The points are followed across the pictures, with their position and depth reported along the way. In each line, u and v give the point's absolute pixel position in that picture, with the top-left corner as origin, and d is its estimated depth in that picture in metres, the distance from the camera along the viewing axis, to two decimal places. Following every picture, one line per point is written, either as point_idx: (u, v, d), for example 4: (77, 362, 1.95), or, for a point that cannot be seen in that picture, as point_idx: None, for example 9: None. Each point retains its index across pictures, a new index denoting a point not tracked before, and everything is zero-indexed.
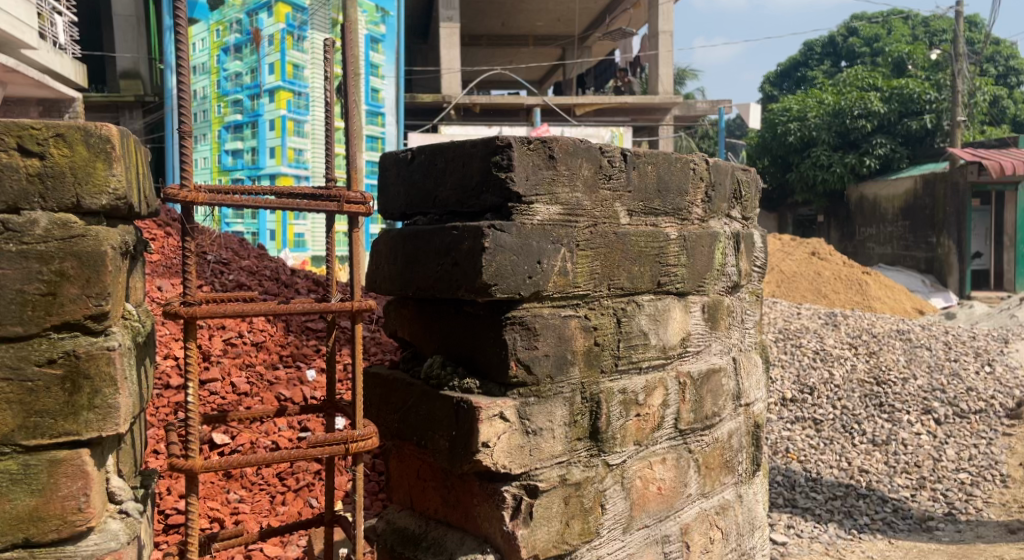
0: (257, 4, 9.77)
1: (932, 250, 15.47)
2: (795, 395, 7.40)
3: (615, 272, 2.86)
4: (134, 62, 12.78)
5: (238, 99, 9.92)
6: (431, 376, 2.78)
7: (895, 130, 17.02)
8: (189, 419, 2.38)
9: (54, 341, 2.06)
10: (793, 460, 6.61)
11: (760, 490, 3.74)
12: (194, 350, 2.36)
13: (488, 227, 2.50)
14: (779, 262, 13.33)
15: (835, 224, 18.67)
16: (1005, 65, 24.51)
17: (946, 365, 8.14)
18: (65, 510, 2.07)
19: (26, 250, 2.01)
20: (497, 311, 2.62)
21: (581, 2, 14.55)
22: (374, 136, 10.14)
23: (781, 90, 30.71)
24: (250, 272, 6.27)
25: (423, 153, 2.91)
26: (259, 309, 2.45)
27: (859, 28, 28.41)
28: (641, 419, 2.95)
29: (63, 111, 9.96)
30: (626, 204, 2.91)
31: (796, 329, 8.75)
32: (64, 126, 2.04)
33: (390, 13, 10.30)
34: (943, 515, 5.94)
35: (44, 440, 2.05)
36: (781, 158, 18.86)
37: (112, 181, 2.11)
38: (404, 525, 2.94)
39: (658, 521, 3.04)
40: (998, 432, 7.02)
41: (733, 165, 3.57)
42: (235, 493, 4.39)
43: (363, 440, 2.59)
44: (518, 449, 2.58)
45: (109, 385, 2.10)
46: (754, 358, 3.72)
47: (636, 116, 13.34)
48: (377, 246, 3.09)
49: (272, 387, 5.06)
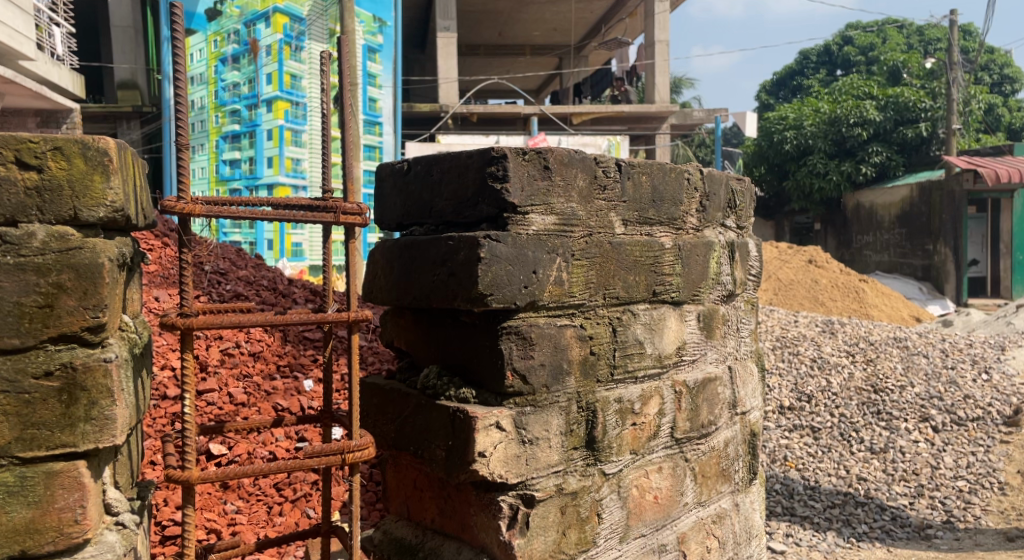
0: (255, 15, 9.90)
1: (928, 258, 15.46)
2: (793, 403, 7.41)
3: (611, 282, 2.87)
4: (132, 73, 12.82)
5: (236, 109, 9.97)
6: (428, 387, 2.79)
7: (891, 137, 17.12)
8: (185, 431, 2.37)
9: (51, 353, 2.07)
10: (791, 468, 6.63)
11: (758, 498, 3.74)
12: (190, 362, 2.36)
13: (483, 238, 2.52)
14: (777, 270, 13.39)
15: (832, 232, 18.70)
16: (1000, 73, 24.76)
17: (943, 373, 8.15)
18: (60, 522, 2.07)
19: (23, 262, 2.02)
20: (494, 321, 2.63)
21: (577, 12, 14.64)
22: (372, 145, 10.19)
23: (777, 99, 30.94)
24: (247, 282, 6.28)
25: (419, 164, 2.93)
26: (256, 319, 2.46)
27: (854, 37, 28.77)
28: (637, 428, 2.95)
29: (60, 122, 10.04)
30: (621, 214, 2.92)
31: (794, 336, 8.75)
32: (61, 139, 2.06)
33: (389, 23, 10.40)
34: (942, 523, 5.93)
35: (41, 453, 2.05)
36: (777, 166, 18.92)
37: (109, 194, 2.13)
38: (401, 536, 2.96)
39: (654, 530, 3.04)
40: (996, 439, 7.04)
41: (728, 175, 3.59)
42: (233, 503, 4.37)
43: (360, 450, 2.59)
44: (514, 458, 2.59)
45: (106, 397, 2.12)
46: (749, 367, 3.73)
47: (633, 124, 13.41)
48: (373, 257, 3.10)
49: (269, 397, 5.06)
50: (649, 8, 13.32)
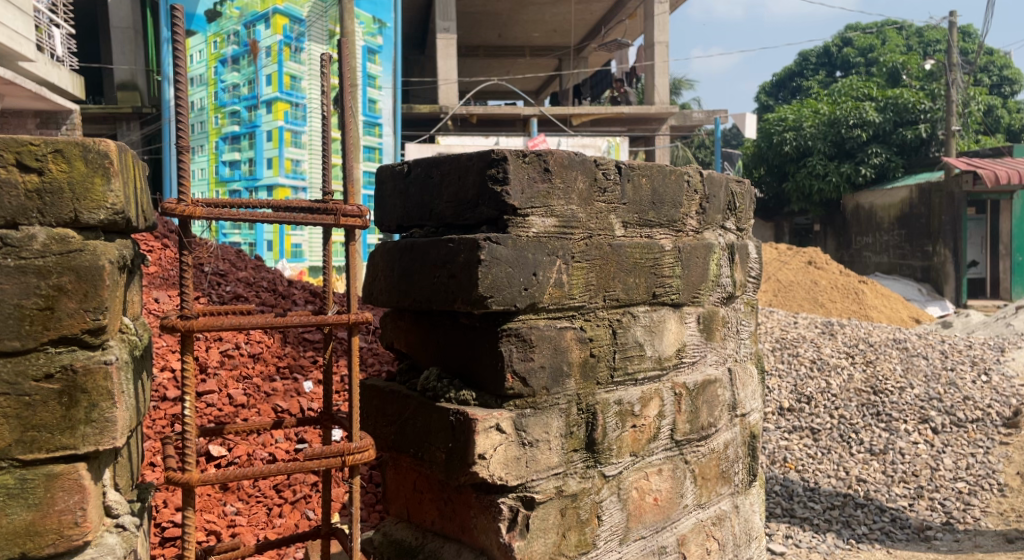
0: (256, 16, 9.91)
1: (927, 259, 15.46)
2: (792, 405, 7.41)
3: (611, 284, 2.88)
4: (132, 74, 12.83)
5: (235, 110, 9.97)
6: (427, 389, 2.80)
7: (890, 139, 17.13)
8: (186, 432, 2.37)
9: (51, 355, 2.07)
10: (791, 470, 6.63)
11: (758, 500, 3.74)
12: (191, 363, 2.37)
13: (483, 240, 2.52)
14: (776, 271, 13.39)
15: (831, 233, 18.71)
16: (1000, 75, 24.78)
17: (943, 374, 8.15)
18: (61, 524, 2.07)
19: (24, 265, 2.02)
20: (494, 324, 2.63)
21: (576, 14, 14.65)
22: (371, 146, 10.20)
23: (776, 101, 31.06)
24: (247, 283, 6.28)
25: (419, 166, 2.94)
26: (256, 321, 2.46)
27: (853, 39, 28.81)
28: (637, 431, 2.95)
29: (60, 123, 10.04)
30: (621, 216, 2.92)
31: (794, 338, 8.75)
32: (62, 142, 2.06)
33: (388, 24, 10.40)
34: (941, 524, 5.93)
35: (41, 455, 2.05)
36: (777, 167, 18.93)
37: (110, 197, 2.14)
38: (400, 538, 2.97)
39: (654, 533, 3.04)
40: (996, 441, 7.05)
41: (728, 177, 3.59)
42: (233, 505, 4.37)
43: (360, 453, 2.59)
44: (514, 460, 2.59)
45: (106, 399, 2.12)
46: (749, 369, 3.73)
47: (632, 126, 13.40)
48: (373, 259, 3.10)
49: (269, 399, 5.06)
50: (649, 9, 13.33)
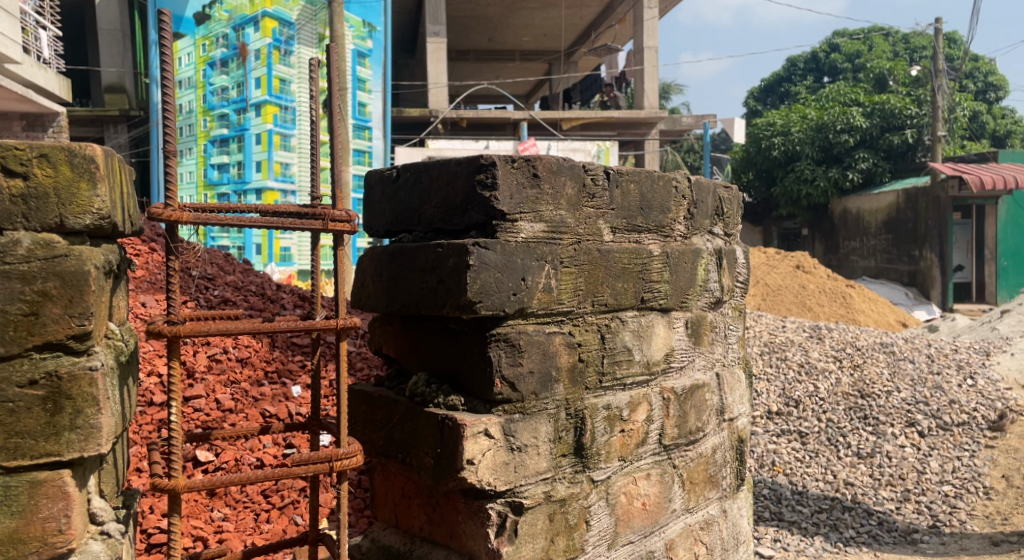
0: (244, 19, 9.85)
1: (914, 264, 15.61)
2: (781, 408, 7.44)
3: (599, 289, 2.88)
4: (119, 77, 12.73)
5: (224, 113, 9.94)
6: (416, 394, 2.78)
7: (877, 144, 17.22)
8: (172, 438, 2.36)
9: (36, 361, 2.05)
10: (779, 473, 6.65)
11: (746, 504, 3.76)
12: (177, 369, 2.35)
13: (472, 245, 2.51)
14: (764, 275, 13.43)
15: (819, 237, 18.81)
16: (985, 81, 25.01)
17: (929, 378, 8.20)
18: (44, 532, 2.06)
19: (7, 270, 2.00)
20: (483, 329, 2.63)
21: (566, 18, 14.72)
22: (361, 150, 10.17)
23: (764, 105, 31.26)
24: (235, 288, 6.26)
25: (408, 170, 2.93)
26: (244, 326, 2.44)
27: (840, 45, 28.98)
28: (625, 435, 2.96)
29: (47, 125, 9.98)
30: (610, 221, 2.93)
31: (782, 342, 8.77)
32: (48, 146, 2.05)
33: (378, 27, 10.35)
34: (928, 527, 5.97)
35: (24, 462, 2.04)
36: (765, 172, 19.01)
37: (95, 202, 2.12)
38: (389, 543, 2.96)
39: (642, 537, 3.04)
40: (982, 444, 7.10)
41: (715, 182, 3.61)
42: (219, 511, 4.35)
43: (348, 458, 2.58)
44: (503, 465, 2.58)
45: (92, 405, 2.10)
46: (737, 373, 3.74)
47: (622, 130, 13.45)
48: (363, 262, 3.09)
49: (256, 404, 5.04)
50: (639, 14, 13.34)
